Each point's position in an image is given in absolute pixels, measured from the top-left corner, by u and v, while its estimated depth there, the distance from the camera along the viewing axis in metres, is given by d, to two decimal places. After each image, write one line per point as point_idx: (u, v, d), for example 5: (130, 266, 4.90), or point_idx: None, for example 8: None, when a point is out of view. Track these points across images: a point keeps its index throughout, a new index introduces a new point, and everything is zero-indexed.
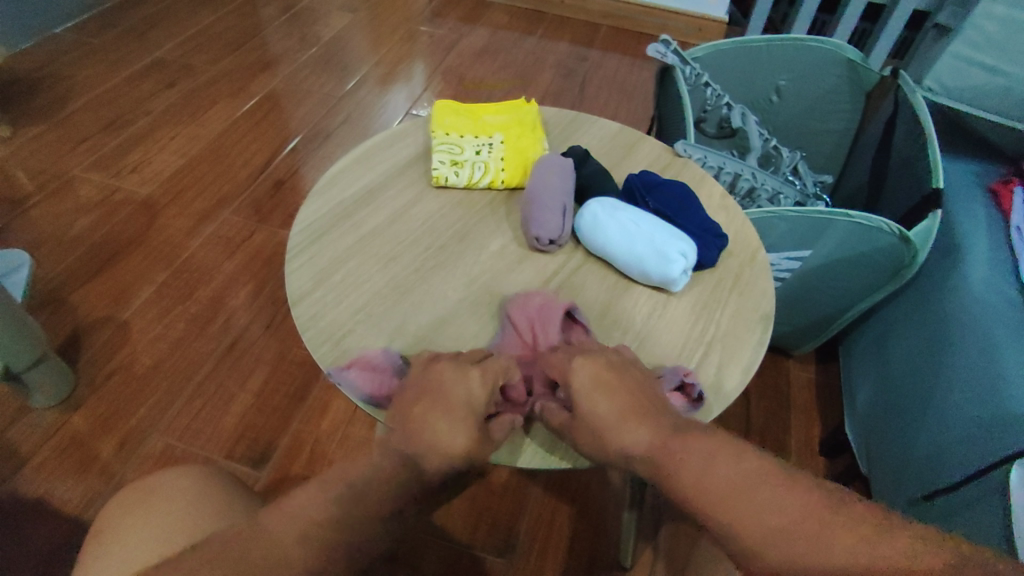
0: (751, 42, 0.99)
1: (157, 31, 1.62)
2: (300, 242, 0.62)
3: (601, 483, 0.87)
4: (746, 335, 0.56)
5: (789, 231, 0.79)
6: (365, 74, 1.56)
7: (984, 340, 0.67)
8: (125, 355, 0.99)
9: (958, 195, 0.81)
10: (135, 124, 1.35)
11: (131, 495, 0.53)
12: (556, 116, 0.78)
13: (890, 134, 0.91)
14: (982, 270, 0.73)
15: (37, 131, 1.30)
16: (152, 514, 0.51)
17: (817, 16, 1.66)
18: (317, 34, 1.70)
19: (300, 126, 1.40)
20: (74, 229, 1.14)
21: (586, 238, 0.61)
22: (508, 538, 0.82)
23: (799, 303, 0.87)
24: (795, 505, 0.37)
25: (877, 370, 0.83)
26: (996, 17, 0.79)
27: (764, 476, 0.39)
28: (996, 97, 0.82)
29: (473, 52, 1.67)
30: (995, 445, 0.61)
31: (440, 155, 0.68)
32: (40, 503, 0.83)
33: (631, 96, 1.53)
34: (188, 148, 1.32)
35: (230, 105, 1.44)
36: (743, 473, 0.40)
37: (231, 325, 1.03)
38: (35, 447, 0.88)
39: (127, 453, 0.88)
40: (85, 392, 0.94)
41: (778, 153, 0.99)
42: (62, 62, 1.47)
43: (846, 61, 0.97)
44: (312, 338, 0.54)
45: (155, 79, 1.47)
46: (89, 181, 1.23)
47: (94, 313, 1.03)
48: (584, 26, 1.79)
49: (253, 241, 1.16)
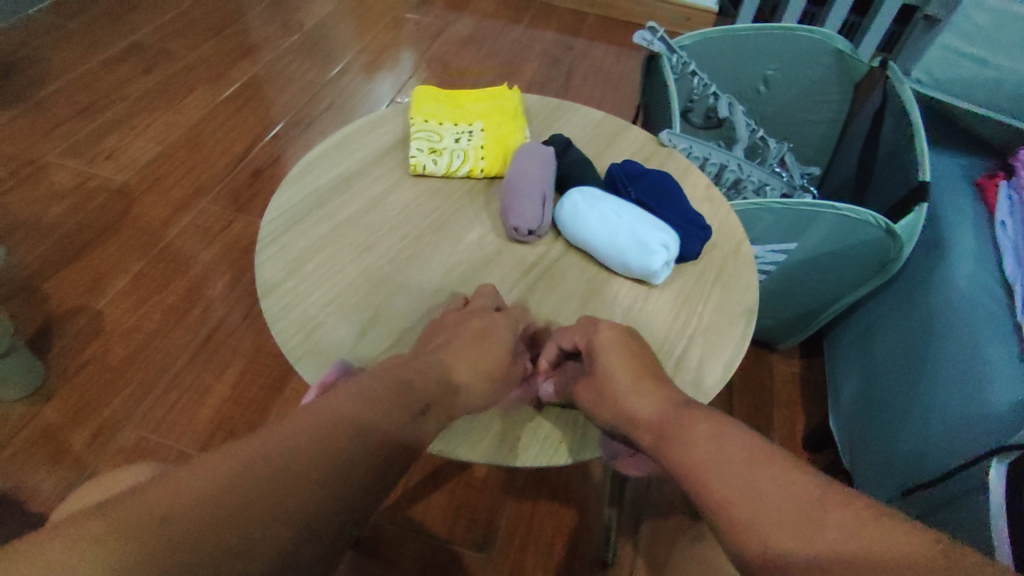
0: (740, 31, 0.97)
1: (135, 13, 1.58)
2: (272, 230, 0.60)
3: (584, 477, 0.87)
4: (729, 328, 0.55)
5: (776, 223, 0.76)
6: (349, 62, 1.53)
7: (967, 334, 0.67)
8: (99, 346, 0.96)
9: (944, 189, 0.81)
10: (111, 109, 1.32)
11: (94, 491, 0.51)
12: (539, 104, 0.76)
13: (877, 128, 0.90)
14: (967, 263, 0.72)
15: (9, 115, 1.27)
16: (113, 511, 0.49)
17: (807, 9, 1.65)
18: (301, 19, 1.66)
19: (282, 113, 1.37)
20: (46, 217, 1.11)
21: (567, 229, 0.59)
22: (487, 532, 0.81)
23: (785, 296, 0.86)
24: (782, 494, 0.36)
25: (862, 362, 0.83)
26: (987, 8, 0.77)
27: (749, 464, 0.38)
28: (986, 89, 0.82)
29: (460, 40, 1.64)
30: (978, 439, 0.61)
31: (418, 142, 0.66)
32: (8, 498, 0.81)
33: (619, 87, 1.52)
34: (166, 134, 1.29)
35: (210, 91, 1.41)
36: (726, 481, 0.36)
37: (209, 316, 1.01)
38: (2, 440, 0.85)
39: (99, 447, 0.86)
40: (56, 383, 0.92)
41: (765, 144, 0.97)
42: (35, 44, 1.43)
43: (834, 52, 0.96)
44: (282, 330, 0.53)
45: (133, 63, 1.43)
46: (63, 167, 1.20)
47: (67, 303, 1.01)
48: (573, 16, 1.76)
49: (232, 229, 1.14)
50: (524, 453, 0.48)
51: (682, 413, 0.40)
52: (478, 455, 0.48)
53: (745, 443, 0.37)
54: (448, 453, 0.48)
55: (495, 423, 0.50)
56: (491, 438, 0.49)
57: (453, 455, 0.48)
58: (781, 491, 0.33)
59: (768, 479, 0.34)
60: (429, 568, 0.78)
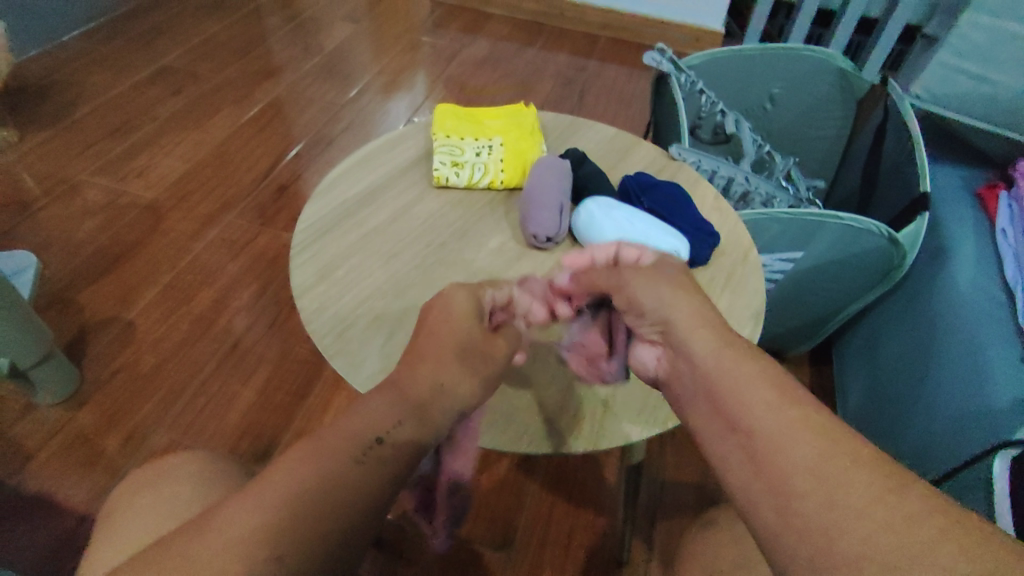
0: (747, 50, 1.01)
1: (164, 39, 1.65)
2: (304, 239, 0.64)
3: (599, 481, 0.89)
4: (737, 330, 0.58)
5: (783, 232, 0.79)
6: (366, 83, 1.59)
7: (969, 338, 0.70)
8: (130, 354, 1.00)
9: (945, 200, 0.84)
10: (141, 129, 1.38)
11: (140, 481, 0.55)
12: (554, 121, 0.80)
13: (881, 141, 0.94)
14: (969, 270, 0.75)
15: (45, 136, 1.33)
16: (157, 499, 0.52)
17: (812, 30, 1.69)
18: (321, 42, 1.73)
19: (303, 132, 1.43)
20: (81, 232, 1.16)
21: (582, 235, 0.63)
22: (506, 533, 0.83)
23: (793, 305, 0.89)
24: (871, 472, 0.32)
25: (867, 366, 0.85)
26: (981, 25, 0.83)
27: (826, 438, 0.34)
28: (980, 104, 0.86)
29: (475, 61, 1.70)
30: (983, 437, 0.63)
31: (440, 156, 0.70)
32: (45, 499, 0.84)
33: (629, 106, 1.56)
34: (193, 152, 1.35)
35: (235, 111, 1.46)
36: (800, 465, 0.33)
37: (235, 326, 1.05)
38: (40, 444, 0.89)
39: (130, 450, 0.90)
40: (90, 389, 0.96)
41: (771, 158, 1.01)
42: (70, 69, 1.50)
43: (838, 71, 1.00)
44: (316, 330, 0.56)
45: (162, 85, 1.50)
46: (96, 184, 1.25)
47: (100, 313, 1.05)
48: (583, 38, 1.82)
49: (257, 243, 1.18)
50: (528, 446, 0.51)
51: (741, 365, 0.39)
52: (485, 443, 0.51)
53: (809, 428, 0.34)
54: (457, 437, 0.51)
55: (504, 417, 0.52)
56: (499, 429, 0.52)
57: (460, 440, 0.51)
58: (843, 485, 0.31)
59: (829, 469, 0.32)
60: (450, 567, 0.80)
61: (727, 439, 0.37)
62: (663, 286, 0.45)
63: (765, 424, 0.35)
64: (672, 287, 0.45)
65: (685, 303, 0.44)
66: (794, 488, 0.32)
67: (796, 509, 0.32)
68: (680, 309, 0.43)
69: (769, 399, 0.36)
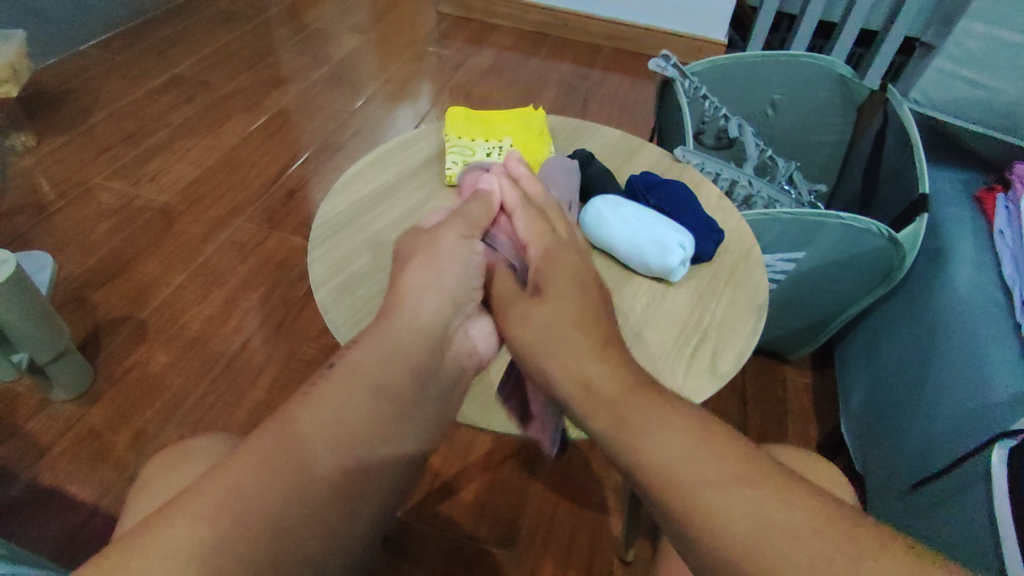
0: (748, 58, 1.04)
1: (177, 48, 1.69)
2: (321, 234, 0.66)
3: (603, 480, 0.90)
4: (741, 323, 0.59)
5: (784, 233, 0.81)
6: (373, 92, 1.62)
7: (968, 335, 0.72)
8: (142, 353, 1.02)
9: (944, 203, 0.85)
10: (154, 135, 1.40)
11: (153, 468, 0.56)
12: (562, 124, 0.82)
13: (880, 147, 0.96)
14: (968, 270, 0.77)
15: (60, 141, 1.36)
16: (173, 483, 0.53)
17: (812, 42, 1.72)
18: (330, 52, 1.76)
19: (311, 140, 1.45)
20: (94, 233, 1.19)
21: (590, 231, 0.64)
22: (510, 530, 0.84)
23: (795, 306, 0.90)
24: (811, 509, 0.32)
25: (869, 366, 0.87)
26: (977, 35, 0.86)
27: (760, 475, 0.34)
28: (978, 110, 0.88)
29: (480, 71, 1.73)
30: (981, 432, 0.65)
31: (452, 156, 0.72)
32: (58, 493, 0.85)
33: (632, 115, 1.59)
34: (204, 158, 1.37)
35: (245, 119, 1.49)
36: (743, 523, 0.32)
37: (244, 326, 1.07)
38: (53, 439, 0.90)
39: (141, 446, 0.91)
40: (103, 386, 0.97)
41: (773, 163, 1.03)
42: (86, 77, 1.53)
43: (838, 77, 1.02)
44: (333, 320, 0.58)
45: (175, 93, 1.53)
46: (109, 188, 1.27)
47: (113, 312, 1.07)
48: (587, 48, 1.85)
49: (266, 246, 1.20)
50: (534, 428, 0.53)
51: (640, 405, 0.39)
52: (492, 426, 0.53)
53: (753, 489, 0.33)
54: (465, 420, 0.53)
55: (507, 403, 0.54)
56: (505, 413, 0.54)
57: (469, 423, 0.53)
58: (756, 502, 0.32)
59: (764, 517, 0.31)
60: (456, 563, 0.81)
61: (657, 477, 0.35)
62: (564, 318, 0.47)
63: (679, 458, 0.35)
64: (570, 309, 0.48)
65: (580, 334, 0.45)
66: (723, 514, 0.32)
67: (730, 534, 0.32)
68: (579, 340, 0.45)
69: (675, 430, 0.36)
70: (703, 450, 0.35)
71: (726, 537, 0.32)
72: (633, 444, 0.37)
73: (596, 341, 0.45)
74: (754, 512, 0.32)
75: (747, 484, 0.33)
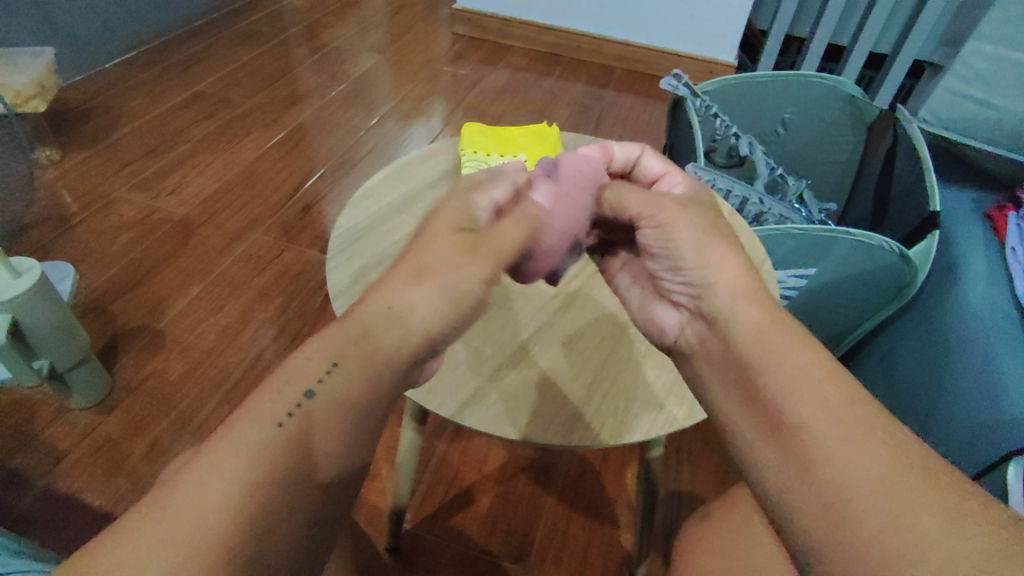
0: (759, 78, 1.05)
1: (199, 67, 1.73)
2: (341, 243, 0.67)
3: (615, 495, 0.90)
4: None
5: (795, 248, 0.82)
6: (388, 111, 1.65)
7: (982, 350, 0.72)
8: (158, 363, 1.03)
9: (956, 221, 0.86)
10: (175, 150, 1.44)
11: None
12: (576, 140, 0.84)
13: (891, 165, 0.96)
14: (980, 287, 0.77)
15: (84, 155, 1.39)
16: None
17: (823, 64, 1.74)
18: (347, 71, 1.80)
19: (328, 156, 1.48)
20: (115, 245, 1.21)
21: None
22: (522, 545, 0.84)
23: (808, 322, 0.90)
24: (934, 492, 0.29)
25: (882, 383, 0.86)
26: (983, 54, 0.89)
27: (889, 448, 0.31)
28: (987, 128, 0.91)
29: (494, 90, 1.76)
30: (998, 446, 0.65)
31: (469, 169, 0.74)
32: (73, 500, 0.86)
33: (644, 134, 1.61)
34: (223, 173, 1.40)
35: (263, 135, 1.52)
36: (859, 476, 0.31)
37: (259, 338, 1.08)
38: (70, 446, 0.92)
39: (156, 455, 0.92)
40: (119, 395, 0.99)
41: (784, 181, 1.03)
42: (110, 94, 1.57)
43: (847, 97, 1.04)
44: None
45: (196, 110, 1.57)
46: (131, 201, 1.30)
47: (131, 322, 1.09)
48: (599, 69, 1.88)
49: (283, 259, 1.22)
50: (547, 436, 0.53)
51: (771, 336, 0.38)
52: (503, 433, 0.53)
53: (868, 448, 0.31)
54: (477, 427, 0.54)
55: (519, 411, 0.55)
56: (515, 422, 0.54)
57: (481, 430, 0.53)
58: (867, 461, 0.31)
59: (878, 482, 0.30)
60: None
61: (768, 419, 0.35)
62: (709, 248, 0.43)
63: (792, 401, 0.35)
64: (714, 237, 0.43)
65: (724, 264, 0.42)
66: (828, 457, 0.32)
67: (819, 486, 0.32)
68: (723, 284, 0.41)
69: (805, 370, 0.36)
70: (822, 398, 0.34)
71: (811, 489, 0.32)
72: (743, 378, 0.38)
73: (745, 277, 0.41)
74: (865, 475, 0.31)
75: (862, 438, 0.32)
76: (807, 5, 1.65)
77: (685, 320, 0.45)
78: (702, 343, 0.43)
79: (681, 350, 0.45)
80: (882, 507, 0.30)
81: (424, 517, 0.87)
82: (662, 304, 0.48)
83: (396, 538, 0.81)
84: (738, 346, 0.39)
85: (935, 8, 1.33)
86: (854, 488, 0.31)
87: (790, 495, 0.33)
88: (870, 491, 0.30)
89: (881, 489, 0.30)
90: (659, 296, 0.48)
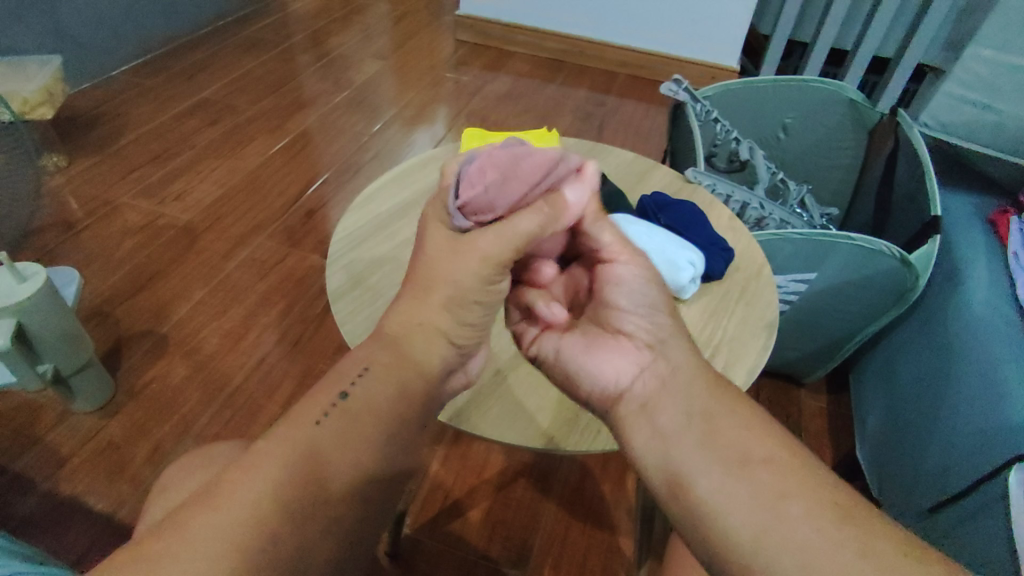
0: (759, 83, 1.06)
1: (205, 73, 1.75)
2: (340, 248, 0.68)
3: (617, 501, 0.89)
4: (752, 340, 0.60)
5: (796, 252, 0.81)
6: (392, 117, 1.66)
7: (983, 355, 0.72)
8: (160, 368, 1.04)
9: (956, 225, 0.86)
10: (180, 156, 1.45)
11: (188, 465, 0.56)
12: (575, 145, 0.84)
13: (893, 169, 0.96)
14: (982, 291, 0.77)
15: (90, 161, 1.41)
16: (204, 480, 0.54)
17: (826, 69, 1.74)
18: (351, 78, 1.82)
19: (331, 161, 1.49)
20: (119, 250, 1.22)
21: None
22: (522, 551, 0.84)
23: (810, 327, 0.90)
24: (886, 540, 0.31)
25: (885, 388, 0.86)
26: (984, 59, 0.90)
27: (834, 499, 0.33)
28: (988, 131, 0.91)
29: (497, 96, 1.77)
30: (998, 452, 0.65)
31: None
32: (73, 505, 0.87)
33: (646, 140, 1.61)
34: (227, 178, 1.41)
35: (267, 141, 1.53)
36: (814, 529, 0.32)
37: (260, 343, 1.08)
38: (73, 450, 0.92)
39: (157, 460, 0.92)
40: (122, 400, 0.99)
41: (785, 186, 1.03)
42: (116, 101, 1.59)
43: (849, 101, 1.04)
44: (350, 331, 0.59)
45: (200, 116, 1.58)
46: (135, 207, 1.31)
47: (135, 326, 1.09)
48: (602, 75, 1.89)
49: (285, 264, 1.23)
50: (545, 440, 0.53)
51: (712, 390, 0.40)
52: (498, 436, 0.53)
53: (819, 502, 0.33)
54: (474, 432, 0.54)
55: (517, 417, 0.55)
56: (512, 428, 0.54)
57: (478, 435, 0.54)
58: (816, 502, 0.33)
59: (831, 532, 0.32)
60: None
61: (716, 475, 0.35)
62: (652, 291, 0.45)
63: (743, 460, 0.35)
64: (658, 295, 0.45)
65: (673, 313, 0.44)
66: (783, 515, 0.33)
67: (776, 543, 0.32)
68: (678, 334, 0.43)
69: (746, 429, 0.37)
70: (775, 447, 0.36)
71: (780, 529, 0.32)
72: (689, 429, 0.38)
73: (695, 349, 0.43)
74: (814, 529, 0.32)
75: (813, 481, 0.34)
76: (809, 10, 1.65)
77: (644, 361, 0.42)
78: (656, 388, 0.41)
79: (636, 394, 0.41)
80: (835, 555, 0.31)
81: (425, 522, 0.87)
82: (601, 349, 0.44)
83: (395, 544, 0.81)
84: (679, 400, 0.40)
85: (937, 13, 1.33)
86: (815, 543, 0.32)
87: (763, 534, 0.33)
88: (825, 544, 0.31)
89: (837, 536, 0.32)
90: (606, 335, 0.45)
